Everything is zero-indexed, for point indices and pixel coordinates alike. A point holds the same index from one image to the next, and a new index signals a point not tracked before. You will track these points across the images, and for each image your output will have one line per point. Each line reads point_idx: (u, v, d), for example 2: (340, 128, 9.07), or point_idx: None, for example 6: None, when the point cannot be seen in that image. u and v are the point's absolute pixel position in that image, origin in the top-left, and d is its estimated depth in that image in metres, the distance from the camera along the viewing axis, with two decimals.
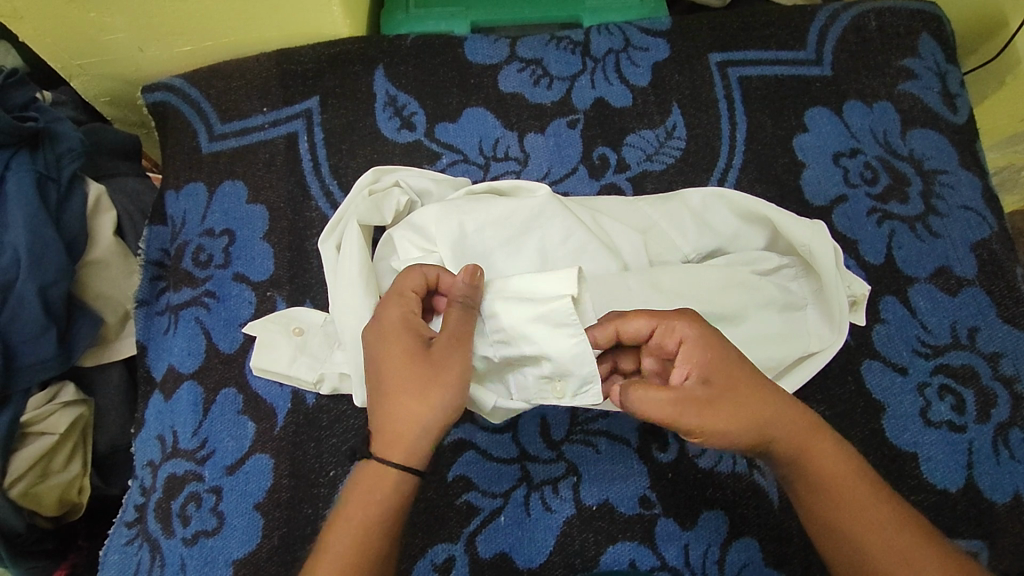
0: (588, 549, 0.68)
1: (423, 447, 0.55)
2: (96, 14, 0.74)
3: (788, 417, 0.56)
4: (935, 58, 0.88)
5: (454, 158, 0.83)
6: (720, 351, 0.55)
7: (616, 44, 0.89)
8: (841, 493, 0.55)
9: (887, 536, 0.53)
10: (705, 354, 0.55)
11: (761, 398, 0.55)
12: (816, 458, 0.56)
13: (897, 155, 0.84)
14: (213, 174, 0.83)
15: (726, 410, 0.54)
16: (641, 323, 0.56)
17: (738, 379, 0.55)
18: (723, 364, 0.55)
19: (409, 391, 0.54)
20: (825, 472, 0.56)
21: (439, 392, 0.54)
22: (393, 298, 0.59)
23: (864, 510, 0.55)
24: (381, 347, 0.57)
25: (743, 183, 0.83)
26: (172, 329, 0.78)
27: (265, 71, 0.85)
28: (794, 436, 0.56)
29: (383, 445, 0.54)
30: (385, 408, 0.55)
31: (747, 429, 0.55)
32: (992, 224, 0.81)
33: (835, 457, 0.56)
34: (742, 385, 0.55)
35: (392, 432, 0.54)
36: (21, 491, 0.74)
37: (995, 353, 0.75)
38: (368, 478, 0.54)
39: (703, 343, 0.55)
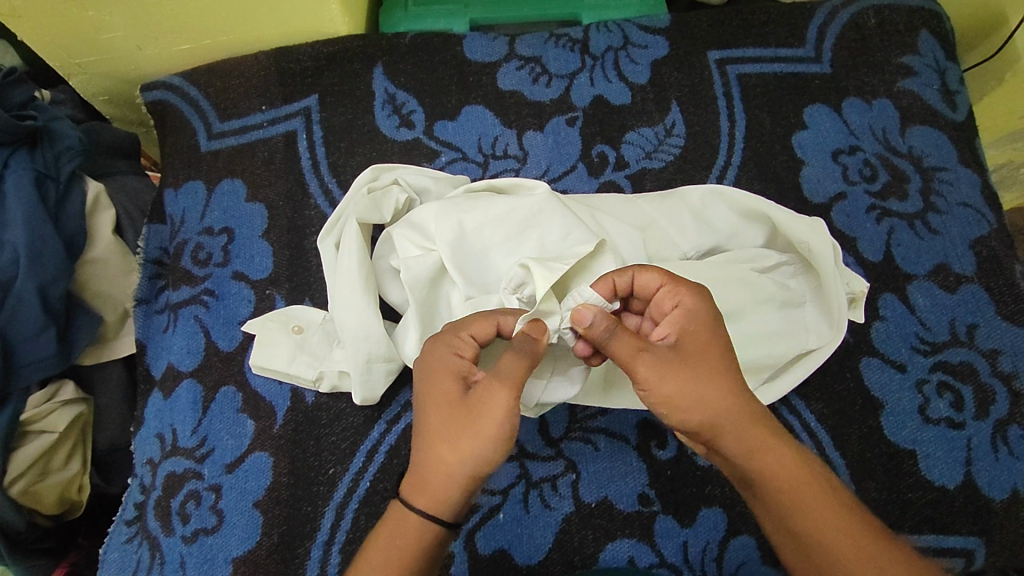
0: (587, 546, 0.68)
1: (454, 500, 0.52)
2: (94, 13, 0.74)
3: (754, 407, 0.54)
4: (934, 55, 0.88)
5: (453, 156, 0.83)
6: (704, 327, 0.55)
7: (615, 41, 0.89)
8: (808, 495, 0.52)
9: (856, 539, 0.50)
10: (693, 322, 0.55)
11: (728, 388, 0.53)
12: (779, 456, 0.53)
13: (896, 152, 0.83)
14: (213, 173, 0.83)
15: (684, 380, 0.53)
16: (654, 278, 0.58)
17: (721, 357, 0.54)
18: (702, 338, 0.54)
19: (445, 440, 0.52)
20: (782, 475, 0.53)
21: (481, 446, 0.52)
22: (448, 337, 0.57)
23: (828, 512, 0.51)
24: (429, 388, 0.55)
25: (742, 181, 0.83)
26: (171, 327, 0.78)
27: (264, 70, 0.85)
28: (758, 428, 0.54)
29: (417, 494, 0.52)
30: (426, 457, 0.53)
31: (704, 407, 0.53)
32: (991, 221, 0.81)
33: (793, 460, 0.53)
34: (722, 365, 0.54)
35: (422, 478, 0.53)
36: (21, 489, 0.74)
37: (993, 350, 0.75)
38: (401, 524, 0.52)
39: (698, 311, 0.55)
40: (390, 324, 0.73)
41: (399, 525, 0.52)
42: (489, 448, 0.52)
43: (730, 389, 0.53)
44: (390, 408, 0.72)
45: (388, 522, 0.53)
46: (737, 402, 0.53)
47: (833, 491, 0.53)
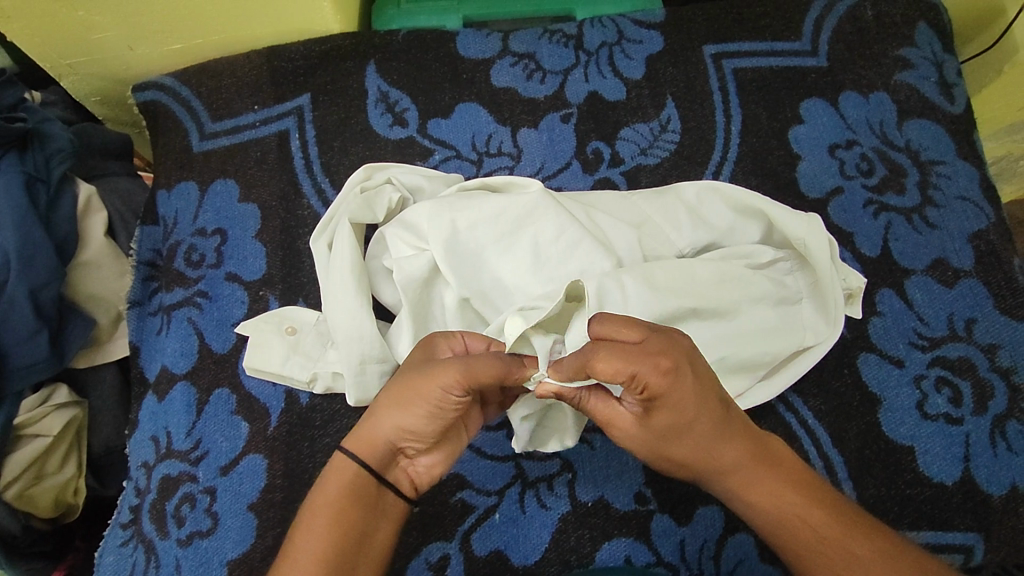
0: (584, 546, 0.67)
1: (378, 446, 0.54)
2: (83, 12, 0.73)
3: (726, 461, 0.55)
4: (932, 48, 0.87)
5: (447, 154, 0.83)
6: (675, 400, 0.51)
7: (609, 37, 0.88)
8: (786, 533, 0.54)
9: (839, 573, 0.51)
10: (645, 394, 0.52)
11: (698, 451, 0.54)
12: (752, 502, 0.55)
13: (893, 146, 0.83)
14: (205, 173, 0.83)
15: (659, 443, 0.54)
16: (607, 372, 0.49)
17: (690, 423, 0.53)
18: (665, 416, 0.52)
19: (386, 391, 0.55)
20: (764, 515, 0.55)
21: (410, 403, 0.53)
22: (443, 333, 0.59)
23: (812, 548, 0.53)
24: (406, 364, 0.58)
25: (738, 176, 0.82)
26: (165, 329, 0.77)
27: (256, 69, 0.84)
28: (728, 479, 0.56)
29: (353, 435, 0.55)
30: (369, 412, 0.55)
31: (675, 466, 0.56)
32: (989, 214, 0.80)
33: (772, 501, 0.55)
34: (691, 429, 0.53)
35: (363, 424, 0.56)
36: (16, 493, 0.74)
37: (992, 345, 0.75)
38: (337, 469, 0.55)
39: (668, 390, 0.50)
40: (384, 324, 0.72)
41: (341, 471, 0.54)
42: (421, 409, 0.53)
43: (701, 449, 0.54)
44: None
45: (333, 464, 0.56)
46: (707, 458, 0.55)
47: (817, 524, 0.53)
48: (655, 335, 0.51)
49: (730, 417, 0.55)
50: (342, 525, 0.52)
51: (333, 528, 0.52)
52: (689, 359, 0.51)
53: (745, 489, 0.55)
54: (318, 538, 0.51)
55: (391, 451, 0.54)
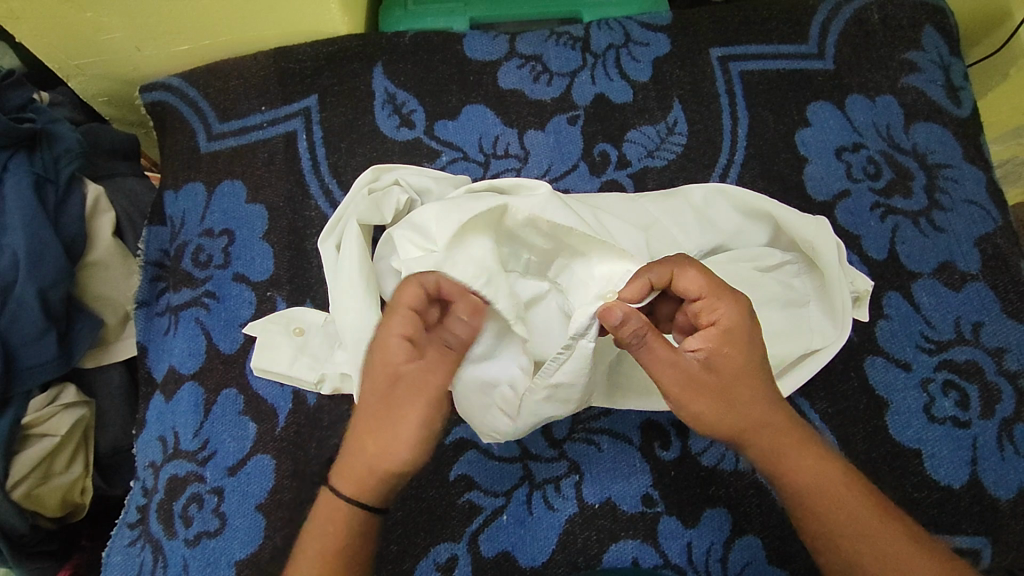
0: (591, 548, 0.67)
1: (376, 487, 0.55)
2: (92, 14, 0.73)
3: (769, 416, 0.57)
4: (939, 51, 0.87)
5: (454, 155, 0.83)
6: (740, 344, 0.56)
7: (616, 39, 0.88)
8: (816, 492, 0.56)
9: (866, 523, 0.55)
10: (714, 335, 0.56)
11: (755, 403, 0.56)
12: (794, 460, 0.57)
13: (901, 149, 0.83)
14: (212, 173, 0.83)
15: (715, 395, 0.55)
16: (693, 284, 0.56)
17: (744, 370, 0.56)
18: (734, 355, 0.55)
19: (368, 429, 0.55)
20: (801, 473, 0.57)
21: (402, 444, 0.54)
22: (393, 321, 0.57)
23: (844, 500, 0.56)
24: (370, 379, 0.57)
25: (745, 178, 0.82)
26: (173, 330, 0.78)
27: (263, 71, 0.85)
28: (769, 434, 0.57)
29: (343, 481, 0.56)
30: (353, 453, 0.56)
31: (726, 420, 0.56)
32: (996, 218, 0.81)
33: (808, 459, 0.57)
34: (744, 377, 0.56)
35: (349, 467, 0.56)
36: (24, 492, 0.74)
37: (999, 348, 0.75)
38: (329, 511, 0.56)
39: (737, 328, 0.56)
40: None
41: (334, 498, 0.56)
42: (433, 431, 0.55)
43: (752, 402, 0.56)
44: None
45: (322, 504, 0.57)
46: (755, 415, 0.56)
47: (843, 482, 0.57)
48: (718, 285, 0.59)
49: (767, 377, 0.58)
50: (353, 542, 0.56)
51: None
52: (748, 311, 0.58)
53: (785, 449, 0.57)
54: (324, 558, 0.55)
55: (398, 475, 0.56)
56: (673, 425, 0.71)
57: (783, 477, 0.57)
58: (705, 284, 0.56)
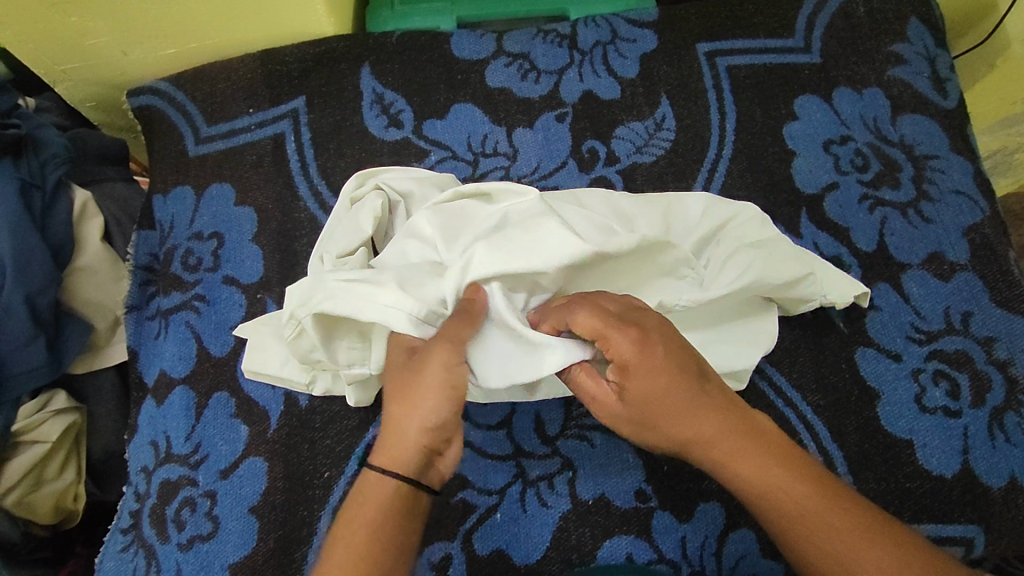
0: (585, 544, 0.67)
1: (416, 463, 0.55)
2: (77, 18, 0.73)
3: (699, 432, 0.55)
4: (924, 43, 0.88)
5: (443, 154, 0.83)
6: (650, 370, 0.55)
7: (604, 36, 0.88)
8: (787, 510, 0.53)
9: (824, 537, 0.52)
10: (633, 369, 0.55)
11: (702, 427, 0.55)
12: (738, 474, 0.55)
13: (888, 141, 0.83)
14: (201, 177, 0.82)
15: (644, 430, 0.57)
16: (585, 323, 0.56)
17: (662, 395, 0.55)
18: (643, 382, 0.55)
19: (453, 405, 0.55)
20: (749, 485, 0.55)
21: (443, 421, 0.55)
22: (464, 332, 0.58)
23: (802, 512, 0.53)
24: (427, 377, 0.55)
25: (733, 173, 0.82)
26: (163, 334, 0.77)
27: (250, 72, 0.84)
28: (708, 449, 0.56)
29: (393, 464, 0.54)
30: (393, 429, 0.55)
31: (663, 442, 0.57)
32: (984, 208, 0.81)
33: (755, 471, 0.55)
34: (664, 403, 0.55)
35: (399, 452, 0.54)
36: (16, 500, 0.73)
37: (989, 337, 0.75)
38: (375, 490, 0.54)
39: (641, 354, 0.55)
40: None
41: (376, 493, 0.54)
42: (440, 414, 0.54)
43: (680, 419, 0.55)
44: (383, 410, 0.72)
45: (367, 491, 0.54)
46: (683, 432, 0.56)
47: (802, 496, 0.53)
48: (625, 308, 0.58)
49: (705, 379, 0.57)
50: (381, 556, 0.51)
51: (369, 558, 0.51)
52: (655, 332, 0.56)
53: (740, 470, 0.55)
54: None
55: (426, 458, 0.55)
56: None
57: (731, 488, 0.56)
58: (594, 330, 0.56)
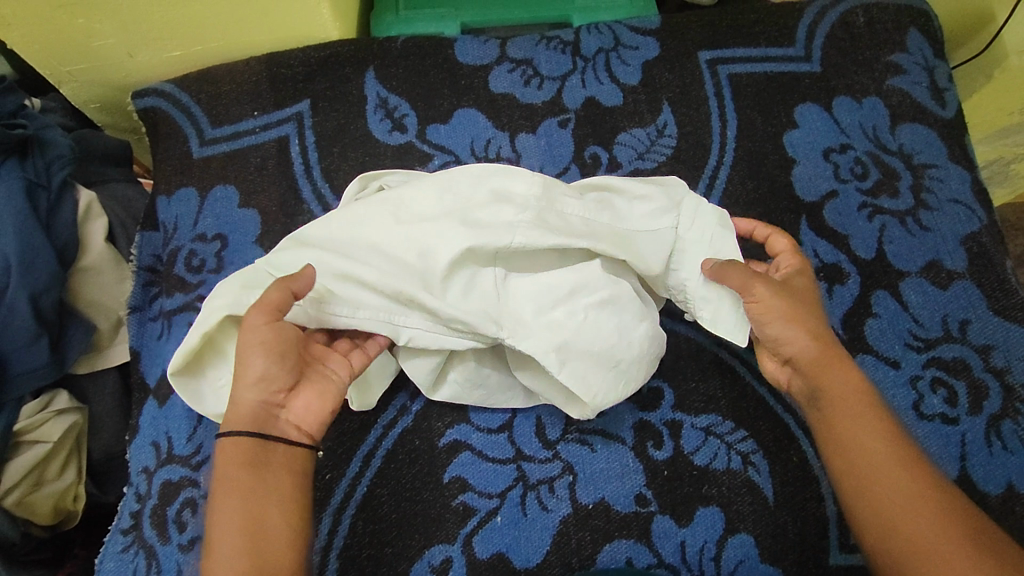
0: (585, 548, 0.68)
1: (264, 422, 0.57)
2: (84, 20, 0.74)
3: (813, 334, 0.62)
4: (923, 53, 0.89)
5: (446, 159, 0.83)
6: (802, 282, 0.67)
7: (606, 43, 0.89)
8: (882, 488, 0.55)
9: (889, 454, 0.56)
10: (800, 278, 0.67)
11: (847, 389, 0.60)
12: (835, 381, 0.60)
13: (887, 150, 0.84)
14: (205, 178, 0.83)
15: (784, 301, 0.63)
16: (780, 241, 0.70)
17: (806, 300, 0.65)
18: (799, 288, 0.66)
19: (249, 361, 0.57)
20: (841, 391, 0.60)
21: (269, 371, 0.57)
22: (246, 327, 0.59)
23: (877, 430, 0.58)
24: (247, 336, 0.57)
25: (734, 180, 0.83)
26: (166, 334, 0.78)
27: (255, 75, 0.85)
28: (814, 353, 0.62)
29: (231, 423, 0.57)
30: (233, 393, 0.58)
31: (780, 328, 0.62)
32: (981, 217, 0.82)
33: (853, 382, 0.61)
34: (807, 306, 0.64)
35: (234, 414, 0.57)
36: (17, 499, 0.73)
37: (986, 345, 0.76)
38: (228, 455, 0.56)
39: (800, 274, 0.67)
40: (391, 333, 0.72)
41: (231, 454, 0.56)
42: (262, 369, 0.57)
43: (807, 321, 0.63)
44: (385, 413, 0.72)
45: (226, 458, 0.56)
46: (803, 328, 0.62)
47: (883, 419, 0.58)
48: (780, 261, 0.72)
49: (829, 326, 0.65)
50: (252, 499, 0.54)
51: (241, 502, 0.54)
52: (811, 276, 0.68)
53: (869, 436, 0.58)
54: (228, 527, 0.53)
55: (264, 409, 0.58)
56: (666, 425, 0.72)
57: (817, 394, 0.61)
58: (785, 249, 0.70)
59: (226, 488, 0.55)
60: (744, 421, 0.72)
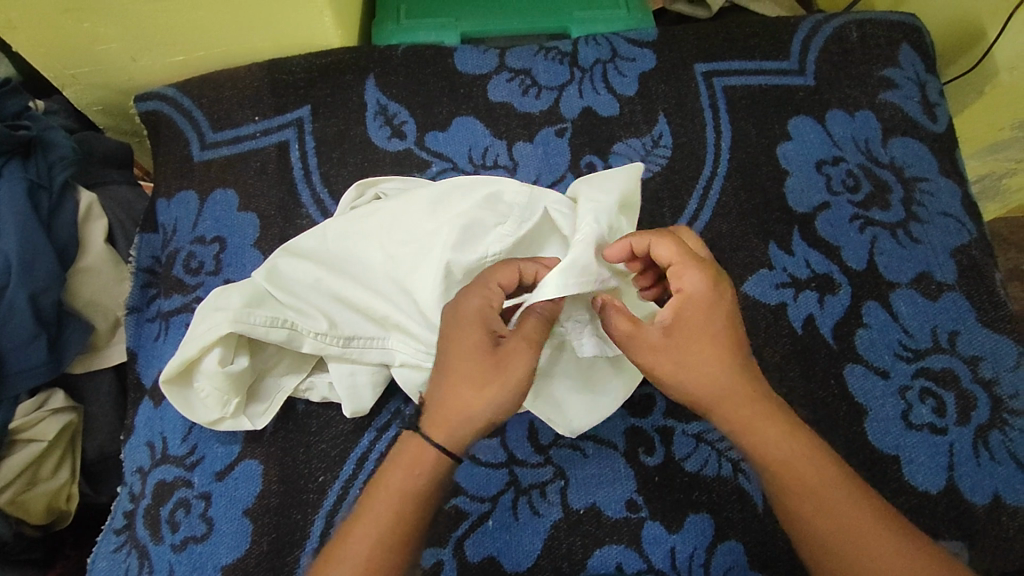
0: (575, 553, 0.68)
1: (466, 439, 0.56)
2: (89, 24, 0.75)
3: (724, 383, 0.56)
4: (915, 68, 0.90)
5: (443, 166, 0.84)
6: (701, 310, 0.58)
7: (603, 54, 0.90)
8: (846, 555, 0.53)
9: (833, 508, 0.54)
10: (696, 307, 0.58)
11: (782, 441, 0.56)
12: (764, 432, 0.56)
13: (878, 163, 0.85)
14: (204, 182, 0.84)
15: (675, 357, 0.57)
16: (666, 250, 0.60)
17: (704, 343, 0.57)
18: (700, 320, 0.57)
19: (484, 380, 0.55)
20: (774, 440, 0.56)
21: (503, 395, 0.55)
22: (489, 318, 0.58)
23: (816, 480, 0.55)
24: (514, 359, 0.56)
25: (728, 191, 0.84)
26: (163, 335, 0.78)
27: (256, 81, 0.86)
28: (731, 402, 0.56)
29: (435, 427, 0.55)
30: (447, 394, 0.56)
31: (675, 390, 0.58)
32: (971, 230, 0.83)
33: (785, 425, 0.56)
34: (705, 349, 0.57)
35: (442, 415, 0.55)
36: (9, 499, 0.74)
37: (975, 357, 0.76)
38: (415, 455, 0.55)
39: (699, 300, 0.58)
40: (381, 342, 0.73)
41: (413, 459, 0.55)
42: (506, 399, 0.55)
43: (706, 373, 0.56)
44: (379, 417, 0.73)
45: (403, 456, 0.55)
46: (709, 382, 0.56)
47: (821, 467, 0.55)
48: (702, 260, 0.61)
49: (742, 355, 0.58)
50: (405, 510, 0.53)
51: (392, 515, 0.53)
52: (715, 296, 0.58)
53: (808, 491, 0.55)
54: (380, 533, 0.52)
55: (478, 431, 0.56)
56: (657, 432, 0.73)
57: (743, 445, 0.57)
58: (671, 258, 0.60)
59: (385, 493, 0.54)
60: None
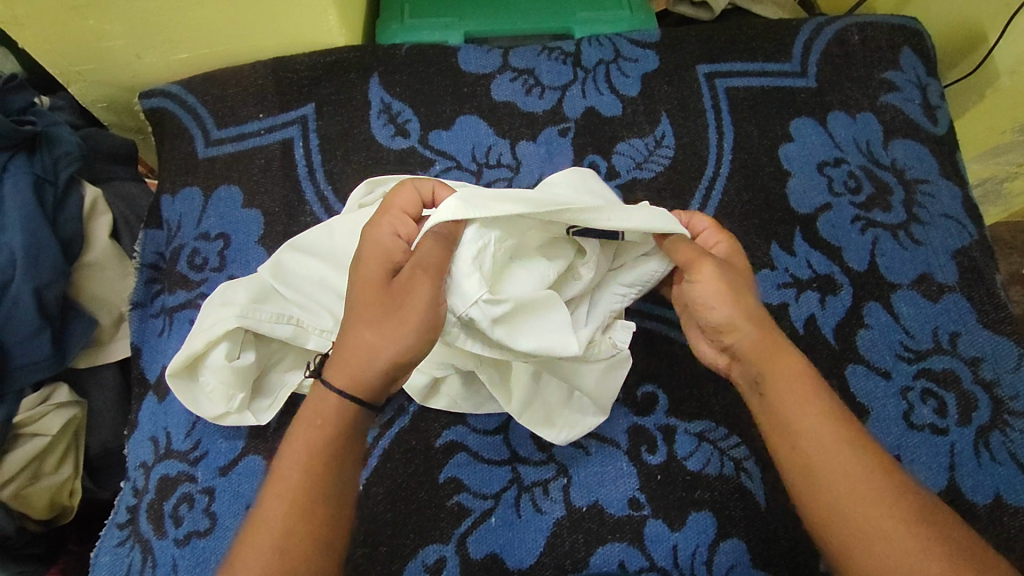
0: (578, 550, 0.68)
1: (375, 381, 0.54)
2: (95, 21, 0.75)
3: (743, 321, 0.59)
4: (916, 71, 0.90)
5: (447, 164, 0.85)
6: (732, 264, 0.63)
7: (606, 55, 0.91)
8: (840, 487, 0.51)
9: (829, 444, 0.53)
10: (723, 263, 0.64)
11: (795, 377, 0.56)
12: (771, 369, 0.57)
13: (880, 165, 0.86)
14: (209, 178, 0.84)
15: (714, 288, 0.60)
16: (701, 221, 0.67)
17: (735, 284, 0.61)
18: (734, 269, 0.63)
19: (382, 316, 0.54)
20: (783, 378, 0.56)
21: (406, 334, 0.53)
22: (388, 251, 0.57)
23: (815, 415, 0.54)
24: (415, 290, 0.53)
25: (730, 191, 0.84)
26: (167, 331, 0.78)
27: (261, 79, 0.86)
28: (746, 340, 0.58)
29: (338, 370, 0.54)
30: (348, 337, 0.55)
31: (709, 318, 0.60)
32: (972, 232, 0.83)
33: (801, 367, 0.57)
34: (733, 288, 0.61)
35: (342, 356, 0.54)
36: (13, 492, 0.73)
37: (975, 358, 0.77)
38: (323, 404, 0.54)
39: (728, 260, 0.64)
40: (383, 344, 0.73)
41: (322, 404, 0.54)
42: (410, 335, 0.53)
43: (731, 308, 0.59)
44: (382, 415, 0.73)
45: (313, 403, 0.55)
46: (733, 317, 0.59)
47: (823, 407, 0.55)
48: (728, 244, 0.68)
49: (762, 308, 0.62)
50: (320, 457, 0.53)
51: (308, 461, 0.52)
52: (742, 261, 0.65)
53: (807, 428, 0.54)
54: (297, 477, 0.52)
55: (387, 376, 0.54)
56: (660, 430, 0.73)
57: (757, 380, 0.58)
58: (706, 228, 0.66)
59: (299, 440, 0.53)
60: (736, 427, 0.73)
